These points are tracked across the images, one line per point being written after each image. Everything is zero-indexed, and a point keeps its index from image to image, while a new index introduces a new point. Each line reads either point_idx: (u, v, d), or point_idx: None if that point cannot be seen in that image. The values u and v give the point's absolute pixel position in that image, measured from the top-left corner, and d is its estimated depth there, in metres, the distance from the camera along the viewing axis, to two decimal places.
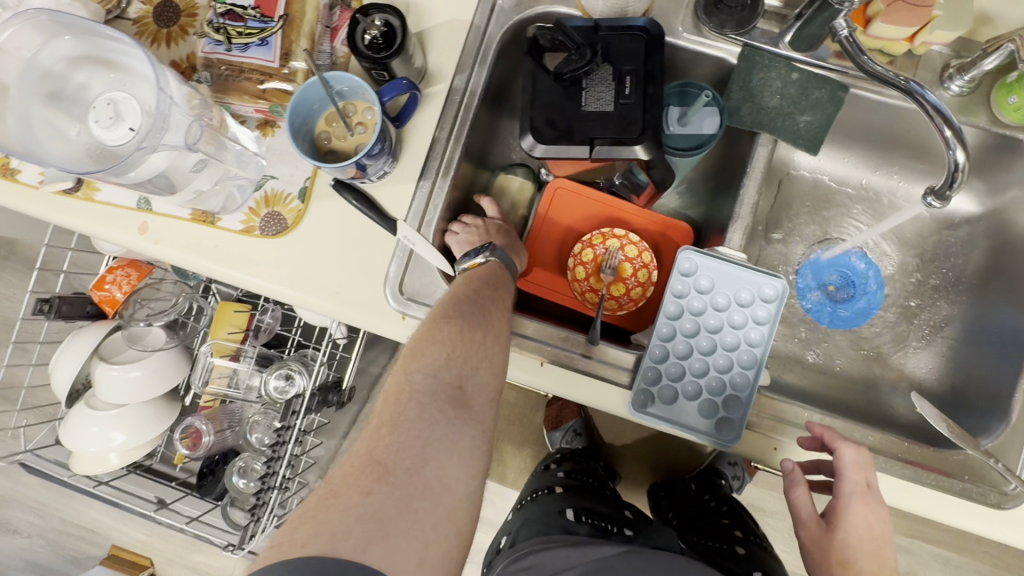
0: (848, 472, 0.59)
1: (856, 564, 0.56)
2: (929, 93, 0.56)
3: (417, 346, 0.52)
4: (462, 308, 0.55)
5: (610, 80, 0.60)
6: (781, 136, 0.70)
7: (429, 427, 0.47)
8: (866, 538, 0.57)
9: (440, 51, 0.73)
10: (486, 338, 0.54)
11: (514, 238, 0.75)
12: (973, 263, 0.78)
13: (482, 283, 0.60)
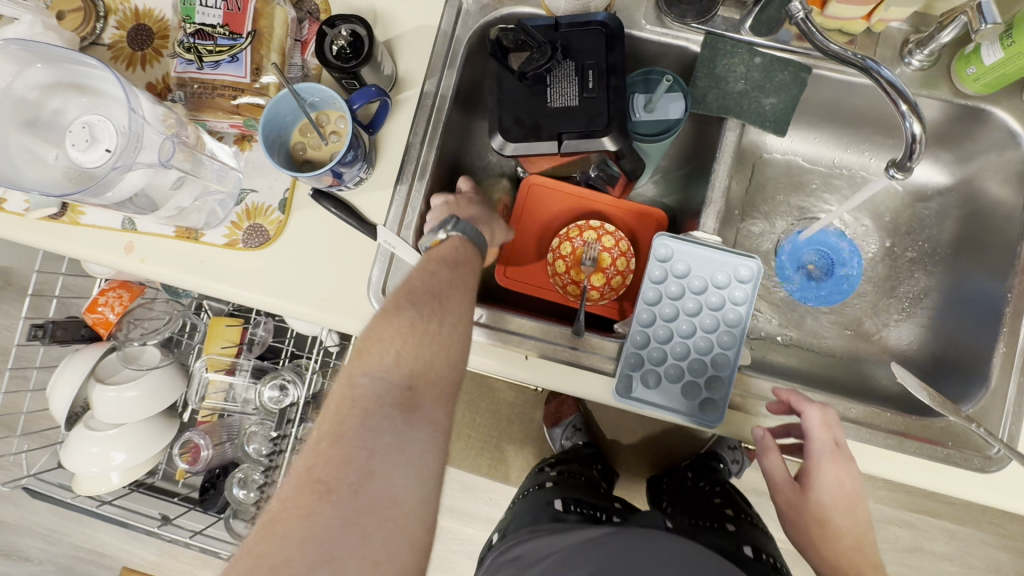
0: (816, 435, 0.60)
1: (832, 520, 0.59)
2: (885, 69, 0.57)
3: (364, 347, 0.50)
4: (411, 302, 0.52)
5: (573, 76, 0.60)
6: (747, 120, 0.71)
7: (375, 436, 0.44)
8: (839, 496, 0.59)
9: (409, 57, 0.74)
10: (438, 329, 0.51)
11: (487, 210, 0.72)
12: (946, 234, 0.79)
13: (439, 268, 0.56)
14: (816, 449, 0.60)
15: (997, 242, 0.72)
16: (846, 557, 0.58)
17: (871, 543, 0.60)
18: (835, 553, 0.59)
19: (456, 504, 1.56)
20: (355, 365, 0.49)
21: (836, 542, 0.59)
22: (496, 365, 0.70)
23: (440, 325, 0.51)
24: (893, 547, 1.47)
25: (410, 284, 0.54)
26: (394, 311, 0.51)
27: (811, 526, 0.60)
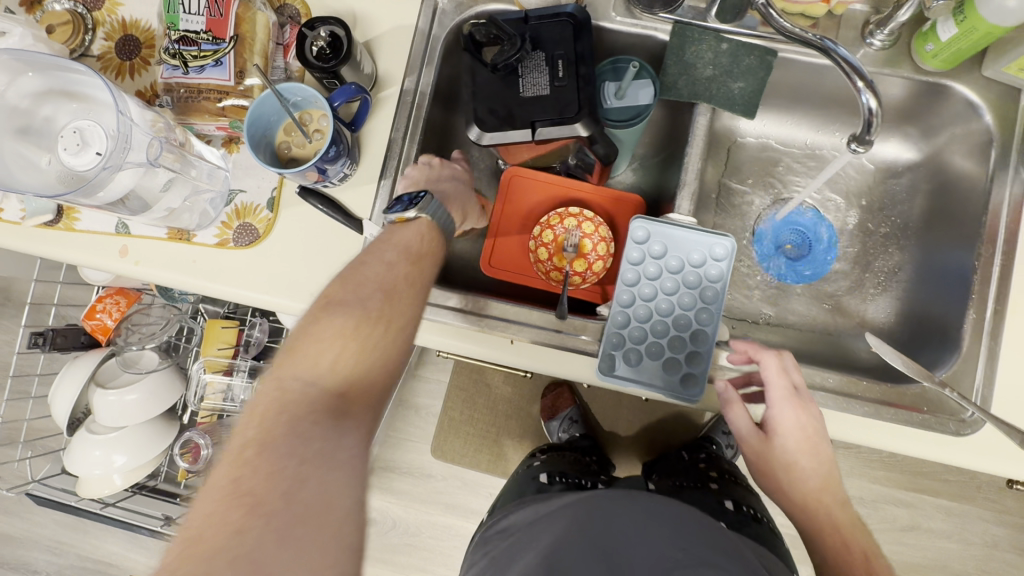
0: (776, 381, 0.61)
1: (798, 465, 0.60)
2: (842, 48, 0.59)
3: (296, 350, 0.49)
4: (347, 302, 0.52)
5: (544, 66, 0.63)
6: (718, 104, 0.74)
7: (305, 442, 0.43)
8: (802, 439, 0.60)
9: (389, 56, 0.77)
10: (375, 330, 0.52)
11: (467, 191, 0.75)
12: (917, 208, 0.81)
13: (380, 265, 0.57)
14: (778, 395, 0.61)
15: (963, 212, 0.74)
16: (814, 496, 0.60)
17: (836, 484, 0.61)
18: (804, 493, 0.60)
19: (457, 501, 1.57)
20: (284, 367, 0.49)
21: (805, 483, 0.60)
22: (483, 350, 0.72)
23: (378, 327, 0.52)
24: (891, 525, 1.49)
25: (345, 284, 0.54)
26: (327, 312, 0.52)
27: (780, 472, 0.61)
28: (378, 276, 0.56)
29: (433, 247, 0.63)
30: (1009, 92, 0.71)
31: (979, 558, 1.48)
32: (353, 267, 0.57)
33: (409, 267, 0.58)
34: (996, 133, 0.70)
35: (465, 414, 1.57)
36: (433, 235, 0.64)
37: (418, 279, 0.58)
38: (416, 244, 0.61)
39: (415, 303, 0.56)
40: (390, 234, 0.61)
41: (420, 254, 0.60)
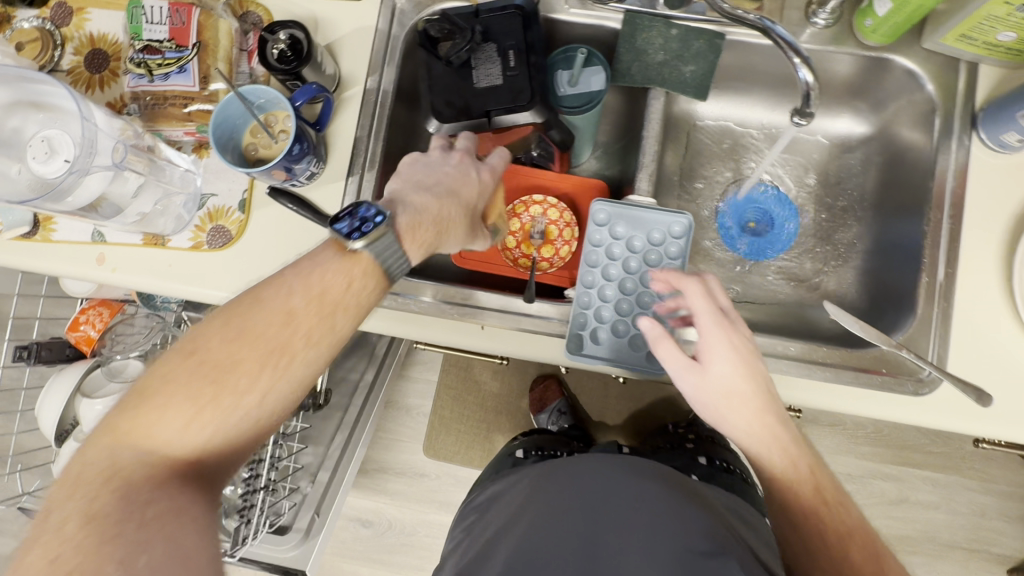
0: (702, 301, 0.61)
1: (735, 387, 0.58)
2: (780, 26, 0.60)
3: (152, 398, 0.47)
4: (217, 361, 0.48)
5: (496, 57, 0.65)
6: (670, 88, 0.77)
7: (144, 508, 0.43)
8: (737, 359, 0.58)
9: (351, 57, 0.79)
10: (241, 398, 0.48)
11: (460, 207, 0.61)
12: (872, 180, 0.84)
13: (273, 293, 0.51)
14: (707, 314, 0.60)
15: (912, 181, 0.77)
16: (759, 418, 0.58)
17: (778, 404, 0.59)
18: (750, 413, 0.58)
19: (451, 498, 1.58)
20: (137, 419, 0.46)
21: (748, 404, 0.58)
22: (456, 337, 0.74)
23: (258, 377, 0.48)
24: (879, 499, 1.51)
25: (225, 331, 0.49)
26: (187, 369, 0.48)
27: (720, 399, 0.59)
28: (264, 329, 0.49)
29: (361, 299, 0.53)
30: (948, 63, 0.74)
31: (967, 528, 1.50)
32: (242, 304, 0.51)
33: (316, 318, 0.51)
34: (938, 101, 0.73)
35: (455, 412, 1.59)
36: (367, 278, 0.54)
37: (327, 335, 0.51)
38: (340, 296, 0.52)
39: (314, 361, 0.51)
40: (306, 267, 0.53)
41: (337, 308, 0.52)
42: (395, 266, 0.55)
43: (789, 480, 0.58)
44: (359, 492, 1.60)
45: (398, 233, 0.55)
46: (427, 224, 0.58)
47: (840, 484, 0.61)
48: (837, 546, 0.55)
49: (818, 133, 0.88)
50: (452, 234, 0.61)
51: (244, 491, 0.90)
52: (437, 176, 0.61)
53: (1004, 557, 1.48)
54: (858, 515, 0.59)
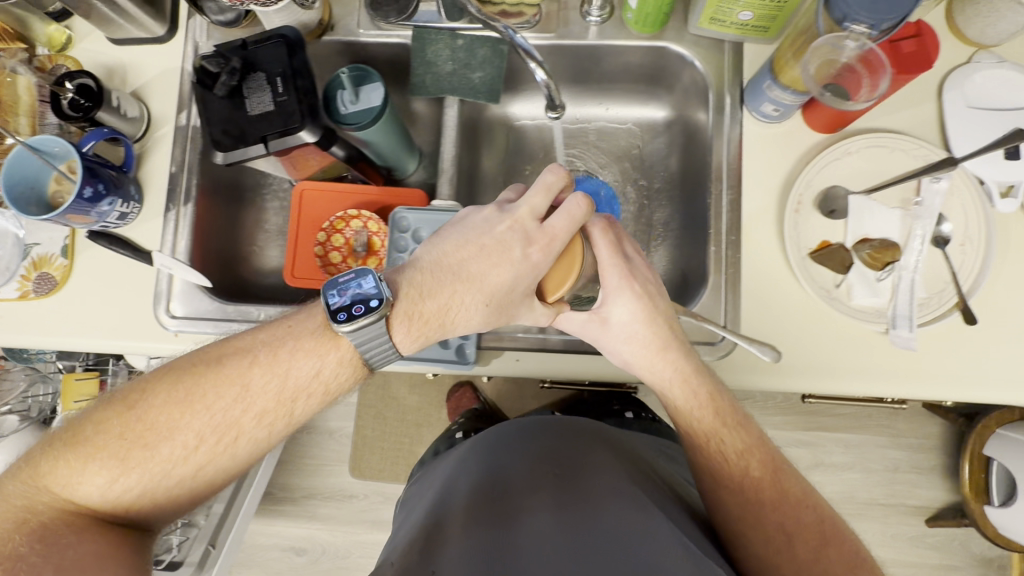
0: (605, 249, 0.68)
1: (637, 333, 0.69)
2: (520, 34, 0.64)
3: (97, 446, 0.57)
4: (155, 423, 0.58)
5: (265, 85, 0.68)
6: (461, 95, 0.80)
7: (63, 550, 0.54)
8: (638, 310, 0.69)
9: (159, 98, 0.82)
10: (170, 460, 0.58)
11: (484, 288, 0.62)
12: (675, 159, 0.89)
13: (231, 369, 0.60)
14: (611, 264, 0.68)
15: (703, 159, 0.81)
16: (660, 357, 0.70)
17: (678, 341, 0.70)
18: (650, 355, 0.70)
19: (383, 516, 1.60)
20: (78, 462, 0.57)
21: (646, 346, 0.70)
22: None
23: (205, 442, 0.59)
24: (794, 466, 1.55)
25: (169, 396, 0.59)
26: (128, 423, 0.58)
27: (625, 342, 0.70)
28: (209, 401, 0.59)
29: (327, 384, 0.61)
30: (714, 44, 0.78)
31: (884, 483, 1.52)
32: (198, 371, 0.60)
33: (264, 396, 0.60)
34: (709, 78, 0.78)
35: (378, 431, 1.59)
36: (336, 367, 0.61)
37: (273, 407, 0.60)
38: (293, 380, 0.60)
39: (253, 434, 0.60)
40: (272, 346, 0.61)
41: (296, 393, 0.60)
42: (375, 355, 0.62)
43: (689, 408, 0.71)
44: (291, 521, 1.62)
45: (388, 318, 0.60)
46: (432, 317, 0.62)
47: (738, 403, 0.73)
48: (739, 463, 0.70)
49: (630, 122, 0.92)
50: (471, 315, 0.64)
51: None
52: (472, 253, 0.63)
53: (921, 508, 1.51)
54: (756, 432, 0.72)
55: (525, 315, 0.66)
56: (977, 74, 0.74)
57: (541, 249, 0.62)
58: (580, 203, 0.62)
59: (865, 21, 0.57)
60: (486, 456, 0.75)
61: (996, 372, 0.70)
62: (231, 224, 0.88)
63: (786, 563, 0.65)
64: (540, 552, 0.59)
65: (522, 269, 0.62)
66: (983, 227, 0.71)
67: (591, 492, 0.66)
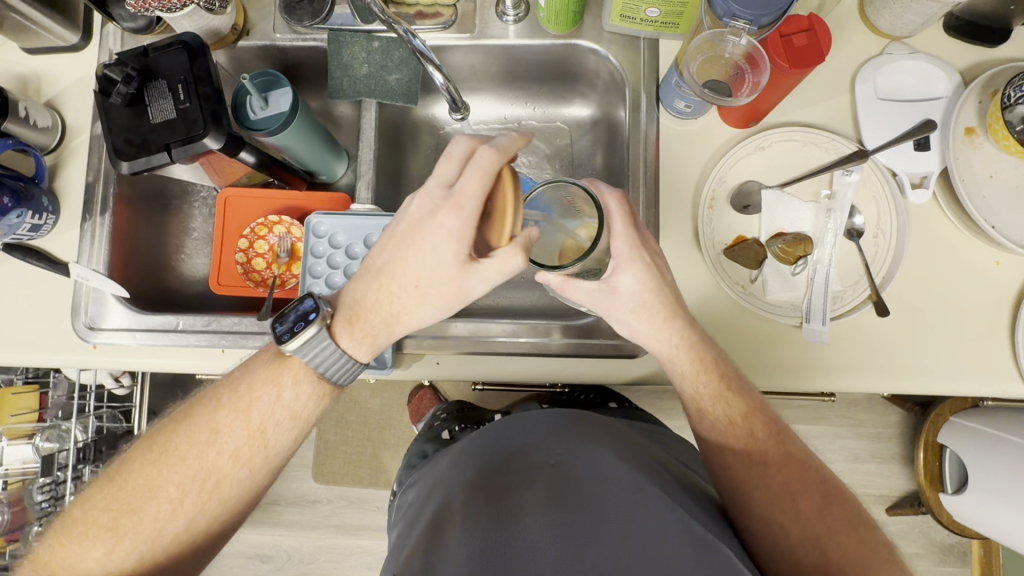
0: (622, 221, 0.60)
1: (645, 302, 0.62)
2: (417, 37, 0.62)
3: (87, 523, 0.58)
4: (136, 487, 0.58)
5: (168, 93, 0.68)
6: (378, 97, 0.80)
7: None
8: (647, 276, 0.61)
9: (76, 107, 0.82)
10: (158, 519, 0.58)
11: (433, 259, 0.56)
12: (600, 157, 0.89)
13: (197, 417, 0.60)
14: (622, 230, 0.60)
15: (624, 156, 0.81)
16: (667, 326, 0.63)
17: (683, 309, 0.64)
18: (657, 324, 0.63)
19: (346, 519, 1.59)
20: (76, 542, 0.58)
21: (654, 316, 0.62)
22: (203, 363, 0.78)
23: (188, 493, 0.58)
24: None
25: (145, 457, 0.59)
26: (112, 494, 0.59)
27: (632, 312, 0.63)
28: (183, 452, 0.59)
29: (295, 409, 0.61)
30: (630, 41, 0.78)
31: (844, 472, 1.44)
32: (169, 429, 0.60)
33: (234, 435, 0.59)
34: (625, 74, 0.78)
35: (339, 435, 1.57)
36: (297, 390, 0.61)
37: (248, 445, 0.59)
38: (260, 414, 0.60)
39: (234, 476, 0.59)
40: (231, 384, 0.61)
41: (264, 423, 0.60)
42: (334, 371, 0.62)
43: (696, 379, 0.65)
44: (256, 527, 1.61)
45: (331, 327, 0.60)
46: (370, 313, 0.60)
47: (740, 369, 0.68)
48: (745, 429, 0.64)
49: (557, 119, 0.92)
50: (407, 302, 0.59)
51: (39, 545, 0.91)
52: (392, 247, 0.58)
53: (883, 497, 1.43)
54: (759, 397, 0.67)
55: (479, 289, 0.58)
56: (889, 66, 0.74)
57: (452, 216, 0.54)
58: (490, 154, 0.52)
59: (744, 17, 0.60)
60: (482, 449, 0.67)
61: (910, 362, 0.70)
62: (155, 231, 0.87)
63: (792, 525, 0.60)
64: (541, 554, 0.51)
65: (438, 241, 0.55)
66: (896, 219, 0.70)
67: (595, 478, 0.58)
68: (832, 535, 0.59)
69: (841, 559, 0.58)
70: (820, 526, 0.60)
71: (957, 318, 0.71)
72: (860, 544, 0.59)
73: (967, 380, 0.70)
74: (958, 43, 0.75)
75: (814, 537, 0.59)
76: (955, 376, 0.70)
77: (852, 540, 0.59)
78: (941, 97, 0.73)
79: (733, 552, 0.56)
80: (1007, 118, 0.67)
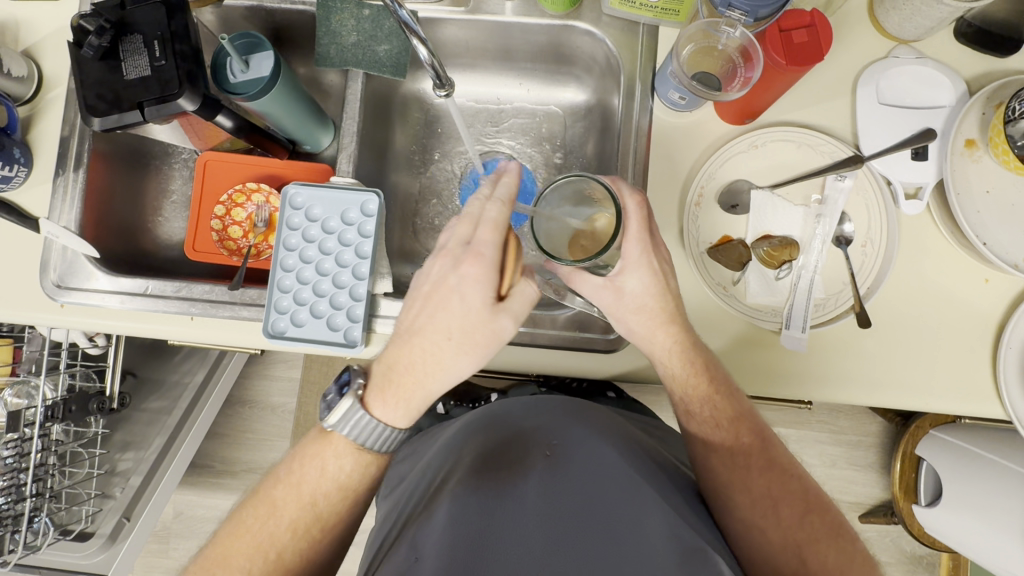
0: (637, 223, 0.59)
1: (646, 305, 0.61)
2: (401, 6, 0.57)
3: None
4: (212, 560, 0.58)
5: (143, 49, 0.66)
6: (366, 68, 0.77)
7: None
8: (650, 277, 0.60)
9: (53, 58, 0.80)
10: None
11: (469, 309, 0.54)
12: (591, 147, 0.87)
13: (265, 489, 0.60)
14: (635, 234, 0.59)
15: (615, 146, 0.79)
16: (660, 329, 0.62)
17: (681, 314, 0.63)
18: (653, 328, 0.62)
19: None
20: None
21: (652, 319, 0.61)
22: (170, 330, 0.76)
23: (254, 565, 0.57)
24: None
25: (223, 534, 0.59)
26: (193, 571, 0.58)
27: (633, 314, 0.62)
28: (248, 526, 0.58)
29: (345, 476, 0.59)
30: (629, 26, 0.75)
31: (824, 479, 1.43)
32: (240, 505, 0.60)
33: (290, 508, 0.58)
34: (622, 61, 0.76)
35: None
36: (342, 458, 0.59)
37: (304, 517, 0.58)
38: (310, 487, 0.58)
39: (294, 548, 0.58)
40: (292, 455, 0.61)
41: (315, 495, 0.58)
42: (372, 441, 0.58)
43: (685, 381, 0.63)
44: None
45: (365, 398, 0.57)
46: (404, 376, 0.57)
47: (731, 376, 0.66)
48: (731, 433, 0.63)
49: (551, 103, 0.90)
50: (442, 357, 0.55)
51: (8, 500, 0.87)
52: (419, 305, 0.57)
53: (858, 505, 1.42)
54: (748, 404, 0.65)
55: (509, 330, 0.56)
56: (893, 69, 0.72)
57: (474, 262, 0.55)
58: (495, 207, 0.56)
59: (740, 8, 0.63)
60: (478, 433, 0.65)
61: (888, 377, 0.69)
62: (131, 192, 0.85)
63: (773, 528, 0.60)
64: (525, 546, 0.50)
65: (465, 287, 0.55)
66: (886, 229, 0.68)
67: (586, 472, 0.56)
68: (813, 542, 0.59)
69: (820, 568, 0.57)
70: (802, 533, 0.59)
71: (939, 334, 0.69)
72: (839, 552, 0.58)
73: (943, 397, 0.69)
74: (967, 50, 0.73)
75: (794, 543, 0.59)
76: (932, 393, 0.69)
77: (832, 547, 0.59)
78: (944, 106, 0.71)
79: (721, 557, 0.54)
80: (1009, 131, 0.65)
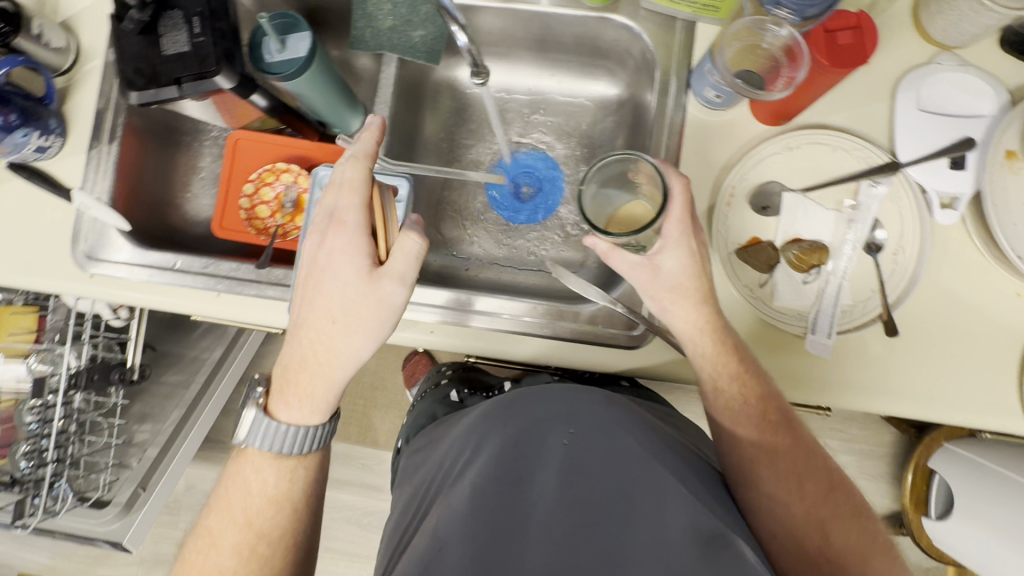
0: (679, 205, 0.60)
1: (680, 284, 0.61)
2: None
3: None
4: None
5: (182, 24, 0.66)
6: (399, 53, 0.77)
7: None
8: (688, 258, 0.61)
9: (91, 31, 0.81)
10: None
11: (340, 280, 0.59)
12: (620, 142, 0.87)
13: (207, 521, 0.63)
14: (678, 214, 0.60)
15: (646, 142, 0.78)
16: (695, 308, 0.62)
17: (714, 295, 0.63)
18: (687, 309, 0.62)
19: None
20: None
21: (686, 300, 0.61)
22: (195, 306, 0.76)
23: None
24: None
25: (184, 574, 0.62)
26: None
27: (669, 293, 0.62)
28: (197, 564, 0.62)
29: (267, 488, 0.63)
30: (667, 22, 0.75)
31: None
32: (188, 546, 0.64)
33: (227, 534, 0.62)
34: (658, 57, 0.75)
35: None
36: (258, 471, 0.63)
37: (246, 539, 0.62)
38: (241, 508, 0.62)
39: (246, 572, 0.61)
40: (220, 485, 0.65)
41: (248, 515, 0.62)
42: (285, 446, 0.63)
43: (714, 365, 0.63)
44: None
45: (267, 406, 0.63)
46: (302, 372, 0.60)
47: (760, 368, 0.65)
48: (757, 409, 0.62)
49: (582, 96, 0.90)
50: (333, 340, 0.59)
51: (31, 463, 0.90)
52: (302, 295, 0.61)
53: None
54: (771, 384, 0.64)
55: (394, 291, 0.59)
56: (934, 76, 0.71)
57: (337, 233, 0.60)
58: (352, 166, 0.62)
59: (788, 6, 0.63)
60: (500, 412, 0.65)
61: (914, 386, 0.68)
62: (161, 167, 0.87)
63: (798, 506, 0.59)
64: (546, 537, 0.50)
65: (331, 261, 0.59)
66: (918, 234, 0.68)
67: (607, 461, 0.56)
68: (836, 518, 0.59)
69: (841, 543, 0.58)
70: (825, 510, 0.59)
71: (967, 344, 0.68)
72: (860, 527, 0.59)
73: (969, 409, 0.68)
74: (1011, 59, 0.71)
75: (818, 519, 0.59)
76: (958, 405, 0.68)
77: (854, 525, 0.59)
78: (985, 115, 0.70)
79: (746, 544, 0.53)
80: None
